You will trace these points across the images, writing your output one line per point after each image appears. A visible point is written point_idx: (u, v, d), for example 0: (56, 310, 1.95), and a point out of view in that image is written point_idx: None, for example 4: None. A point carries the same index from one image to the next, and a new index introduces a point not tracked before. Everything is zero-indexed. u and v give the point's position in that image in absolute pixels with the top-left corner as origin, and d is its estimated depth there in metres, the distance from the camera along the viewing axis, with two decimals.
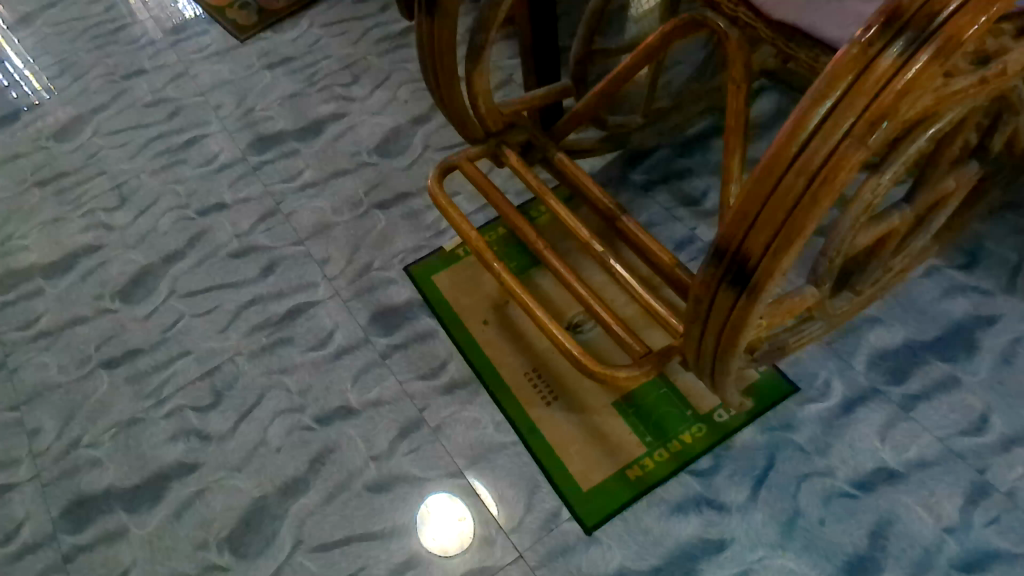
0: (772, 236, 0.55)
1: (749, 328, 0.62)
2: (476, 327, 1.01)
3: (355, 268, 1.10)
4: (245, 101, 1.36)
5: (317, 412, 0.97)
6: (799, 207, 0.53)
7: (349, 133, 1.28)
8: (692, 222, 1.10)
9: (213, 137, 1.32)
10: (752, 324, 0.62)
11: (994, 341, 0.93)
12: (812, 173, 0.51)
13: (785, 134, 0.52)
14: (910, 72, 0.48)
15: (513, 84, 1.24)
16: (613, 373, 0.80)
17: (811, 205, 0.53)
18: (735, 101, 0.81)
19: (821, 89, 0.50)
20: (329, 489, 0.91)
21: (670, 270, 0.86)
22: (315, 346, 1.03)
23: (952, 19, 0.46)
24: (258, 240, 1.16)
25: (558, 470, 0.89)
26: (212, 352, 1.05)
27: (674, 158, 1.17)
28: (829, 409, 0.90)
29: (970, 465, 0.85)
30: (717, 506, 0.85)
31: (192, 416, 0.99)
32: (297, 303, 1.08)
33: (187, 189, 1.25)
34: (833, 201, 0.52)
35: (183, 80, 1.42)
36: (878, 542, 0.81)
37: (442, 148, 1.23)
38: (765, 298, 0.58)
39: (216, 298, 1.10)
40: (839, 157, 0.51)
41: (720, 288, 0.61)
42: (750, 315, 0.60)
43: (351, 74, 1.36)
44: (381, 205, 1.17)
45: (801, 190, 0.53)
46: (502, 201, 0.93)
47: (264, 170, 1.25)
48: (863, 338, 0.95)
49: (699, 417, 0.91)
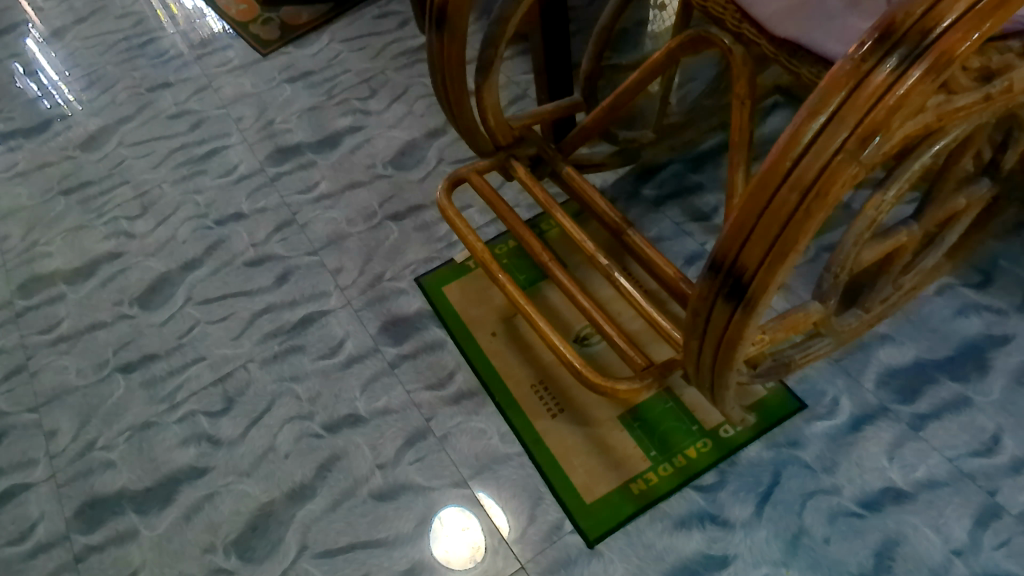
0: (766, 250, 0.56)
1: (746, 341, 0.62)
2: (483, 339, 1.02)
3: (367, 279, 1.12)
4: (265, 113, 1.39)
5: (326, 419, 0.99)
6: (793, 221, 0.54)
7: (365, 145, 1.30)
8: (703, 237, 1.10)
9: (233, 148, 1.35)
10: (750, 338, 0.62)
11: (1007, 361, 0.92)
12: (806, 186, 0.52)
13: (780, 150, 0.53)
14: (903, 89, 0.48)
15: (527, 99, 1.25)
16: (615, 387, 0.81)
17: (805, 219, 0.53)
18: (739, 117, 0.82)
19: (816, 104, 0.50)
20: (335, 496, 0.92)
21: (673, 284, 0.86)
22: (326, 354, 1.05)
23: (945, 35, 0.47)
24: (273, 249, 1.18)
25: (562, 482, 0.89)
26: (225, 358, 1.07)
27: (685, 173, 1.17)
28: (836, 427, 0.89)
29: (981, 486, 0.84)
30: (720, 522, 0.84)
31: (204, 421, 1.01)
32: (309, 311, 1.10)
33: (207, 200, 1.27)
34: (826, 215, 0.53)
35: (207, 92, 1.46)
36: (885, 563, 0.80)
37: (455, 161, 1.24)
38: (761, 311, 0.59)
39: (231, 305, 1.12)
40: (832, 173, 0.51)
41: (716, 302, 0.61)
42: (748, 329, 0.61)
43: (369, 88, 1.39)
44: (395, 217, 1.19)
45: (794, 204, 0.53)
46: (510, 214, 0.94)
47: (282, 181, 1.27)
48: (872, 356, 0.95)
49: (704, 432, 0.91)
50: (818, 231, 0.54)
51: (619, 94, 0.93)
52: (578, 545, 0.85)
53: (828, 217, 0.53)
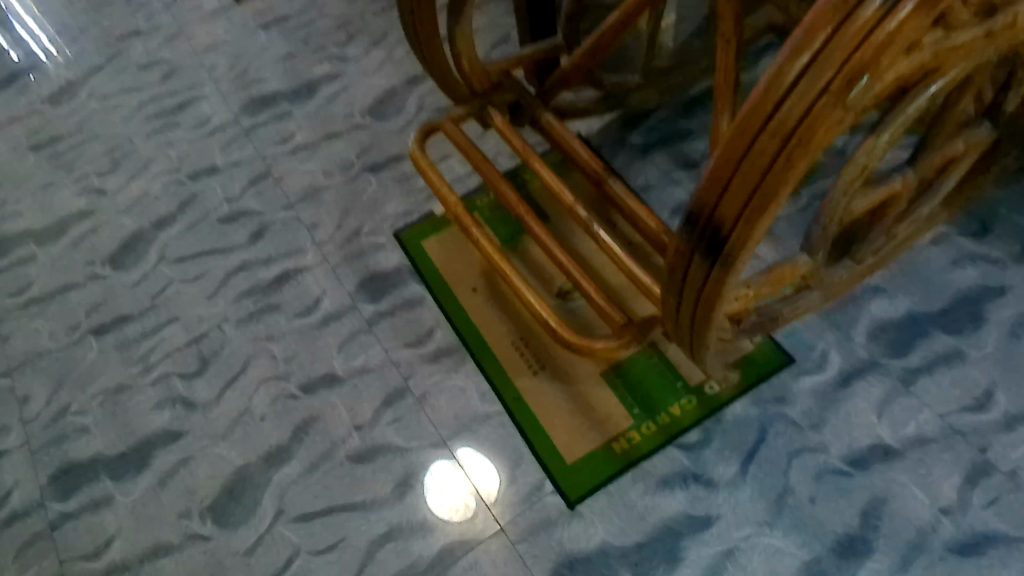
0: (744, 204, 0.52)
1: (725, 299, 0.59)
2: (463, 295, 0.99)
3: (344, 234, 1.08)
4: (239, 62, 1.33)
5: (302, 380, 0.96)
6: (772, 171, 0.50)
7: (343, 94, 1.25)
8: (691, 186, 1.06)
9: (206, 99, 1.30)
10: (730, 295, 0.59)
11: (1001, 315, 0.89)
12: (787, 132, 0.48)
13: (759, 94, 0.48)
14: (893, 23, 0.43)
15: (510, 42, 1.20)
16: (594, 347, 0.78)
17: (786, 169, 0.49)
18: (725, 59, 0.77)
19: (797, 42, 0.46)
20: (312, 459, 0.90)
21: (657, 237, 0.83)
22: (302, 313, 1.02)
23: None
24: (249, 204, 1.14)
25: (542, 440, 0.87)
26: (200, 319, 1.04)
27: (674, 119, 1.12)
28: (824, 382, 0.87)
29: (972, 444, 0.81)
30: (704, 481, 0.82)
31: (179, 383, 0.99)
32: (285, 268, 1.06)
33: (179, 154, 1.23)
34: (807, 164, 0.49)
35: (178, 40, 1.40)
36: (871, 522, 0.78)
37: (435, 110, 1.19)
38: (739, 268, 0.55)
39: (205, 264, 1.09)
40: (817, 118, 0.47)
41: (692, 260, 0.58)
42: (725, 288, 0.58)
43: (346, 33, 1.33)
44: (373, 168, 1.14)
45: (774, 153, 0.49)
46: (485, 165, 0.90)
47: (256, 133, 1.23)
48: (864, 308, 0.91)
49: (689, 389, 0.88)
50: (799, 181, 0.50)
51: (601, 35, 0.88)
52: (558, 507, 0.83)
53: (810, 165, 0.49)
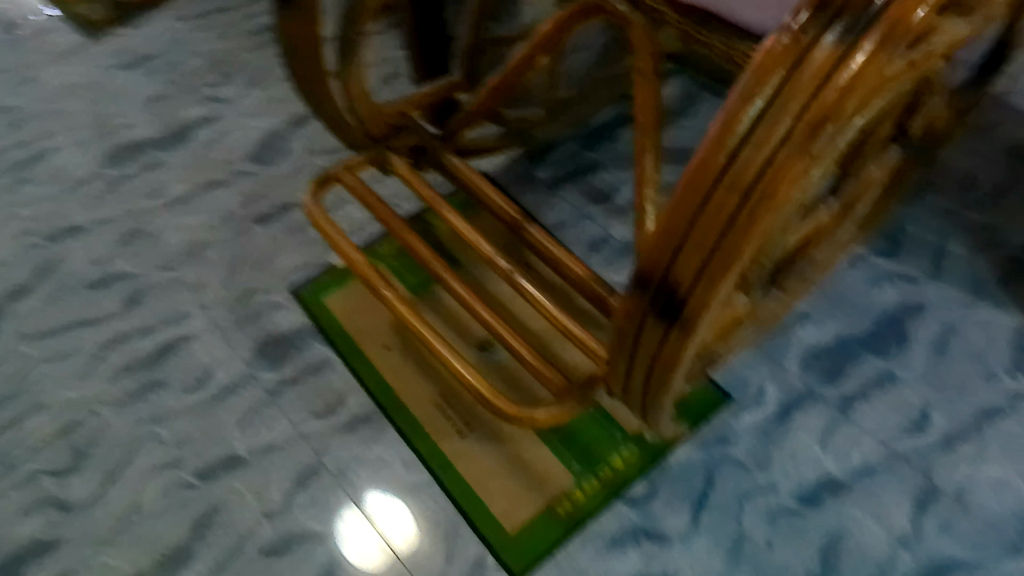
0: (702, 264, 0.44)
1: (687, 357, 0.52)
2: (377, 355, 0.91)
3: (235, 294, 0.97)
4: (98, 107, 1.20)
5: (198, 466, 0.84)
6: (732, 230, 0.42)
7: (222, 138, 1.14)
8: (606, 220, 1.02)
9: (61, 149, 1.15)
10: (691, 353, 0.53)
11: (926, 332, 0.90)
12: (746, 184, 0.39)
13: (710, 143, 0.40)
14: (854, 65, 0.35)
15: (402, 77, 1.13)
16: (530, 413, 0.72)
17: (747, 229, 0.41)
18: (643, 94, 0.73)
19: (748, 85, 0.38)
20: (217, 557, 0.79)
21: (584, 285, 0.77)
22: (192, 387, 0.90)
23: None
24: (121, 267, 1.01)
25: (479, 510, 0.79)
26: (70, 403, 0.90)
27: (581, 152, 1.09)
28: (764, 418, 0.84)
29: (916, 467, 0.81)
30: (656, 537, 0.77)
31: (48, 483, 0.85)
32: (169, 337, 0.94)
33: (33, 213, 1.08)
34: (772, 222, 0.40)
35: (24, 85, 1.24)
36: (831, 562, 0.75)
37: (327, 152, 1.11)
38: (700, 330, 0.48)
39: (73, 339, 0.95)
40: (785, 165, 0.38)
41: (644, 320, 0.51)
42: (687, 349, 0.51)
43: (221, 72, 1.22)
44: (262, 219, 1.04)
45: (732, 210, 0.41)
46: (392, 218, 0.83)
47: (124, 186, 1.10)
48: (793, 336, 0.90)
49: (628, 438, 0.83)
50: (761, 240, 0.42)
51: (507, 72, 0.82)
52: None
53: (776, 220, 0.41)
